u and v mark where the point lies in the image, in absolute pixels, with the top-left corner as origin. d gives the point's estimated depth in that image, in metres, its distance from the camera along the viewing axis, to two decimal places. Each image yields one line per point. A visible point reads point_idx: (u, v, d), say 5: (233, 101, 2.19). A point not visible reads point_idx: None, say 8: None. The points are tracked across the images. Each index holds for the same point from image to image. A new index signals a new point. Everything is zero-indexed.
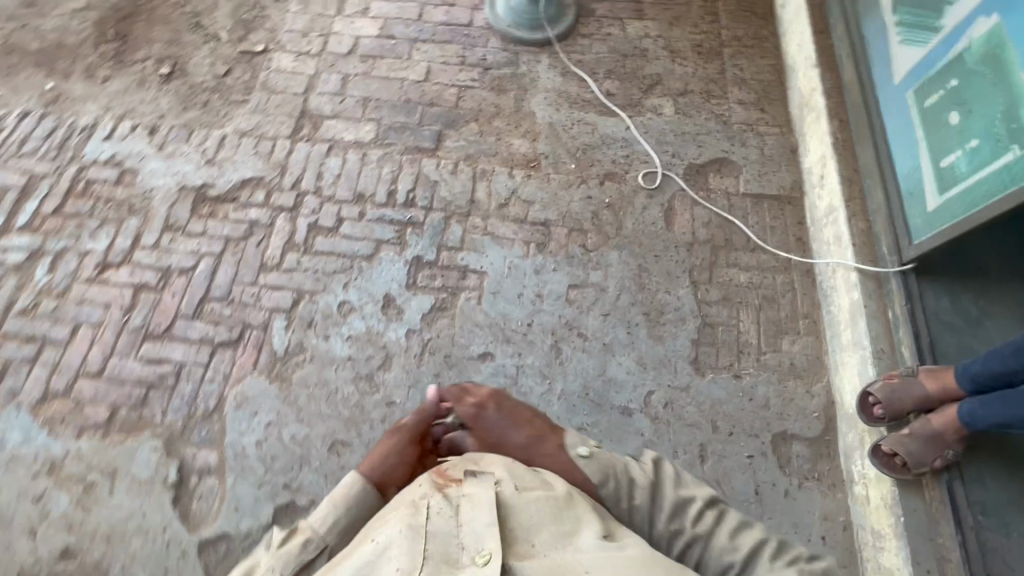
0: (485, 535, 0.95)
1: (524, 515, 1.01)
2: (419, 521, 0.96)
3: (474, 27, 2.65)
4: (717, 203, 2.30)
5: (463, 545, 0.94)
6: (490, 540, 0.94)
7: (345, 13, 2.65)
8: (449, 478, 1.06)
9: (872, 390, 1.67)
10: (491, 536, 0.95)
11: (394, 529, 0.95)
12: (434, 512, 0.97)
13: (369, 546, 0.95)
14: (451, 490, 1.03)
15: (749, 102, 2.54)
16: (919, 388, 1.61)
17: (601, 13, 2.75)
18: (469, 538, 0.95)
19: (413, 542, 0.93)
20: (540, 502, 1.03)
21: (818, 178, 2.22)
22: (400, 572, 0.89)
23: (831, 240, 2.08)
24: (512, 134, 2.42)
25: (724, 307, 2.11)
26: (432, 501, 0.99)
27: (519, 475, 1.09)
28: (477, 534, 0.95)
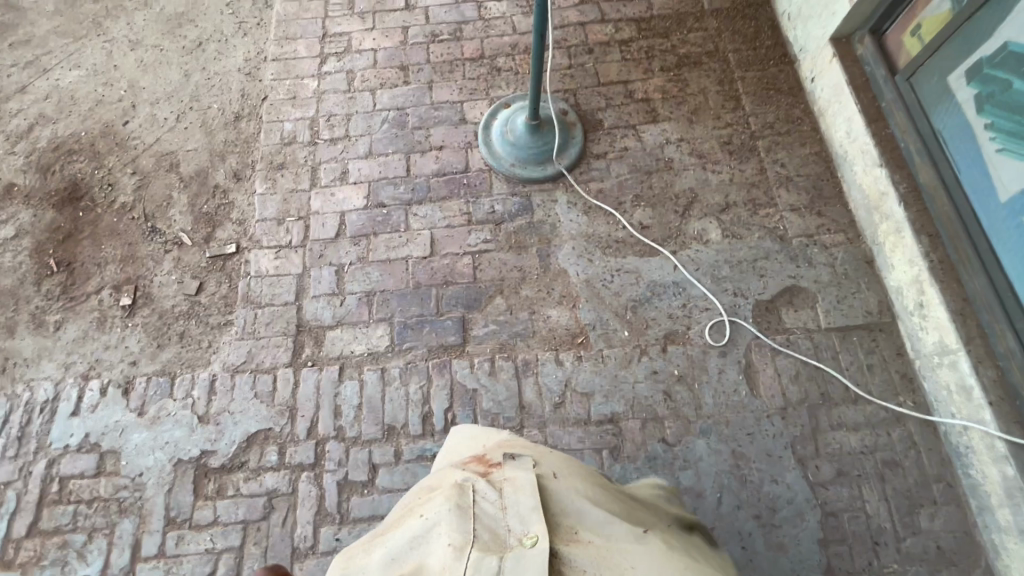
0: (530, 515, 0.95)
1: (564, 505, 1.03)
2: (467, 498, 0.98)
3: (473, 173, 2.30)
4: (800, 347, 1.98)
5: (510, 526, 0.93)
6: (537, 523, 0.93)
7: (322, 184, 2.29)
8: (488, 465, 1.13)
9: None
10: (537, 519, 0.94)
11: (443, 506, 0.98)
12: (480, 494, 0.99)
13: (422, 521, 0.98)
14: (494, 474, 1.06)
15: (803, 205, 2.21)
16: None
17: (610, 123, 2.40)
18: (514, 520, 0.94)
19: (461, 522, 0.94)
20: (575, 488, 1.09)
21: (914, 304, 1.90)
22: (452, 548, 0.90)
23: (954, 389, 1.76)
24: (546, 302, 2.07)
25: (843, 485, 1.79)
26: (476, 483, 1.02)
27: (551, 462, 1.17)
28: (522, 515, 0.95)
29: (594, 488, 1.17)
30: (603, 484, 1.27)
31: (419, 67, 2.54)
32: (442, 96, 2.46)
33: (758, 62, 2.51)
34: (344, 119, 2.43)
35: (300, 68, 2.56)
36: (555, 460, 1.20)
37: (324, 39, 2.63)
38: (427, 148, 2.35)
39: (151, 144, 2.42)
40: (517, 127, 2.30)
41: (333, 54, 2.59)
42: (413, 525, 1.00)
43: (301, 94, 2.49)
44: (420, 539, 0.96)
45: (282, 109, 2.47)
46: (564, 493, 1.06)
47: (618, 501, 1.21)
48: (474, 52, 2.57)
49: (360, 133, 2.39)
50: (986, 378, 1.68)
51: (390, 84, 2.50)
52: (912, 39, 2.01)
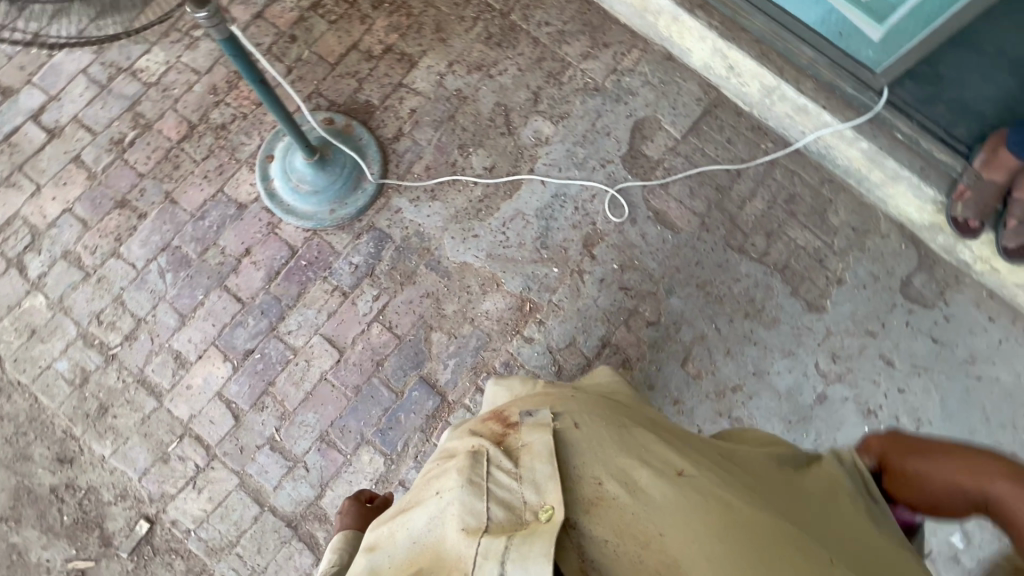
0: (547, 483, 0.81)
1: (584, 457, 0.86)
2: (481, 470, 0.84)
3: (302, 247, 1.95)
4: (678, 167, 2.09)
5: (525, 497, 0.80)
6: (552, 491, 0.79)
7: (166, 386, 1.83)
8: (506, 419, 0.97)
9: (957, 212, 1.84)
10: (553, 487, 0.80)
11: (454, 480, 0.84)
12: (495, 463, 0.84)
13: (433, 501, 0.84)
14: (510, 437, 0.90)
15: (590, 48, 2.19)
16: (991, 184, 1.78)
17: (379, 97, 2.12)
18: (530, 491, 0.80)
19: (475, 500, 0.80)
20: (604, 435, 0.90)
21: (726, 68, 2.06)
22: (465, 532, 0.76)
23: (794, 113, 2.01)
24: (474, 302, 1.95)
25: (777, 241, 2.05)
26: (491, 450, 0.87)
27: (577, 402, 0.99)
28: (537, 483, 0.81)
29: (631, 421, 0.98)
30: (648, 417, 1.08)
31: (139, 189, 1.98)
32: (195, 200, 1.97)
33: None
34: (118, 306, 1.89)
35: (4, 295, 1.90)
36: (582, 402, 1.00)
37: None
38: (234, 262, 1.93)
39: None
40: (303, 172, 1.92)
41: (27, 251, 1.93)
42: (429, 506, 0.84)
43: (39, 320, 1.88)
44: (434, 520, 0.82)
45: (36, 353, 1.86)
46: (587, 444, 0.88)
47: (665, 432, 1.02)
48: (179, 128, 2.03)
49: (149, 305, 1.89)
50: (811, 91, 1.93)
51: (127, 231, 1.94)
52: None
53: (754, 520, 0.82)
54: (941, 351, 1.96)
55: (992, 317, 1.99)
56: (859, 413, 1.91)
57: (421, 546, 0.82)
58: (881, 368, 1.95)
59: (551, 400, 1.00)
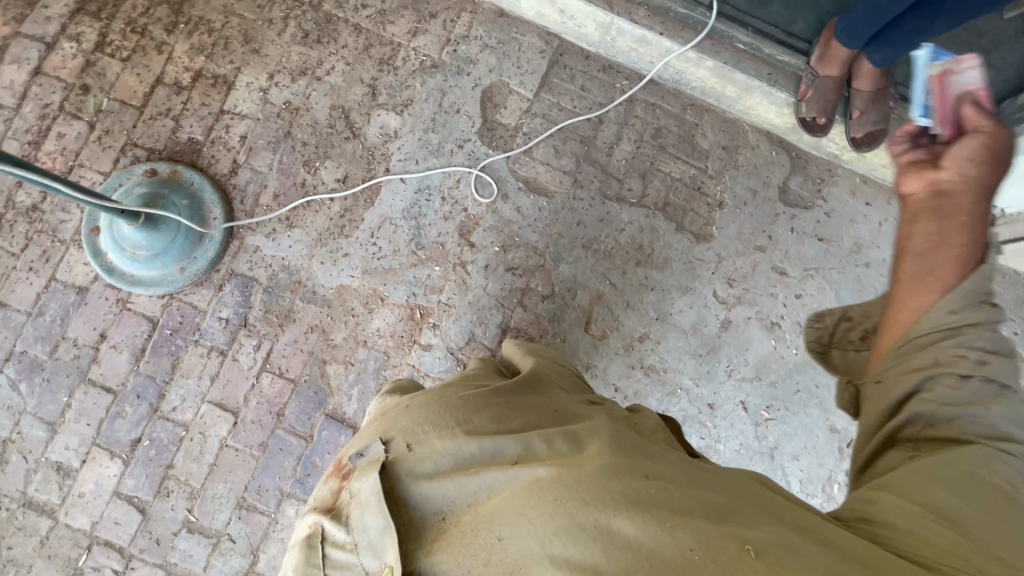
0: (381, 543, 0.71)
1: (419, 484, 0.76)
2: (315, 558, 0.76)
3: (162, 316, 1.80)
4: (537, 129, 1.99)
5: (366, 566, 0.72)
6: (388, 549, 0.70)
7: (58, 501, 1.71)
8: (346, 467, 0.88)
9: (806, 114, 1.84)
10: (388, 542, 0.71)
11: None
12: (329, 542, 0.76)
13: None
14: (343, 495, 0.81)
15: (416, 22, 2.02)
16: (828, 80, 1.78)
17: (202, 131, 1.92)
18: (368, 557, 0.72)
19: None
20: (439, 443, 0.81)
21: (558, 14, 1.95)
22: None
23: (636, 45, 1.93)
24: (363, 324, 1.86)
25: (652, 180, 1.99)
26: (325, 524, 0.78)
27: (412, 411, 0.89)
28: (373, 545, 0.72)
29: (472, 404, 0.89)
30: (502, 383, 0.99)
31: None
32: (27, 297, 1.78)
33: None
34: None
35: None
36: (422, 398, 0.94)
37: None
38: (91, 352, 1.77)
39: None
40: (135, 238, 1.75)
41: None
42: None
43: None
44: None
45: None
46: (423, 465, 0.79)
47: (516, 408, 0.90)
48: None
49: (12, 423, 1.73)
50: (645, 20, 1.85)
51: None
52: None
53: (597, 473, 0.70)
54: (829, 248, 1.98)
55: (870, 202, 2.01)
56: (763, 329, 1.94)
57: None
58: (776, 280, 1.96)
59: (391, 411, 0.93)
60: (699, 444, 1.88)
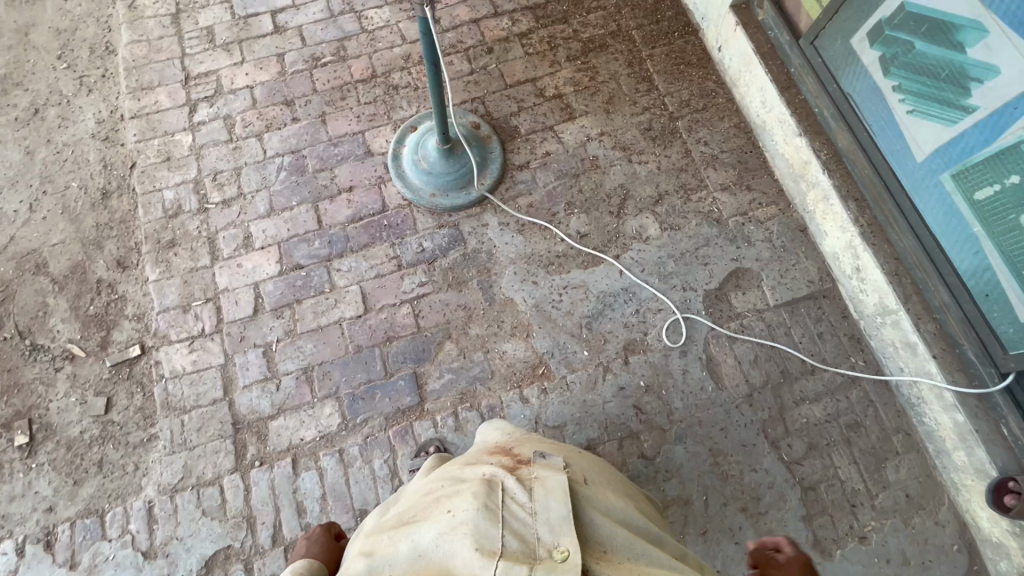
0: (560, 526, 0.90)
1: (591, 513, 0.98)
2: (497, 500, 0.95)
3: (391, 209, 2.11)
4: (754, 330, 1.98)
5: (541, 534, 0.90)
6: (567, 534, 0.89)
7: (225, 254, 2.03)
8: (515, 457, 1.11)
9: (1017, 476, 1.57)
10: (568, 529, 0.90)
11: (473, 506, 0.94)
12: (510, 496, 0.95)
13: (444, 517, 0.94)
14: (523, 473, 1.02)
15: (732, 183, 2.18)
16: None
17: (527, 128, 2.27)
18: (544, 529, 0.90)
19: (490, 526, 0.91)
20: (603, 499, 1.05)
21: (851, 267, 1.95)
22: (481, 552, 0.86)
23: (900, 345, 1.84)
24: (497, 338, 1.96)
25: (816, 457, 1.84)
26: (507, 482, 0.98)
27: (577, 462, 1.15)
28: (552, 524, 0.91)
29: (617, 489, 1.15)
30: (629, 493, 1.24)
31: (306, 100, 2.26)
32: (339, 129, 2.22)
33: (663, 36, 2.43)
34: (234, 174, 2.15)
35: (168, 122, 2.22)
36: (586, 463, 1.19)
37: (187, 83, 2.28)
38: (335, 191, 2.13)
39: (5, 245, 2.05)
40: (428, 151, 2.10)
41: (204, 99, 2.26)
42: (439, 523, 0.94)
43: (176, 153, 2.18)
44: (444, 535, 0.92)
45: (156, 176, 2.14)
46: (597, 502, 1.03)
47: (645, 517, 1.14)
48: (363, 71, 2.31)
49: (255, 187, 2.13)
50: (926, 332, 1.75)
51: (277, 124, 2.22)
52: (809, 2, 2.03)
53: None
54: None
55: None
56: None
57: (425, 560, 0.91)
58: None
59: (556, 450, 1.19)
60: None
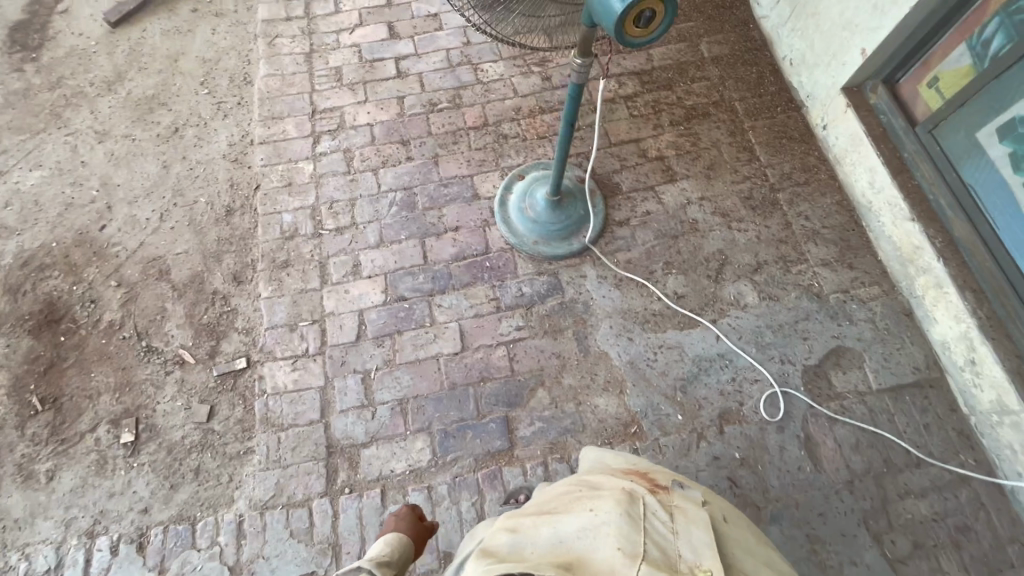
0: (703, 549, 0.90)
1: (732, 551, 0.96)
2: (639, 511, 0.95)
3: (494, 252, 2.18)
4: (855, 412, 1.92)
5: (682, 553, 0.89)
6: (710, 557, 0.88)
7: (334, 280, 2.12)
8: (650, 478, 1.10)
9: None
10: (710, 554, 0.89)
11: (614, 509, 0.94)
12: (652, 511, 0.95)
13: (587, 514, 0.95)
14: (662, 495, 1.01)
15: (833, 259, 2.17)
16: None
17: (629, 186, 2.33)
18: (685, 547, 0.90)
19: (634, 533, 0.90)
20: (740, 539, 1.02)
21: (964, 358, 1.89)
22: (623, 553, 0.87)
23: (1019, 448, 1.75)
24: (590, 391, 1.96)
25: (921, 558, 1.73)
26: (647, 499, 0.98)
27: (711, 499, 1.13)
28: (695, 547, 0.90)
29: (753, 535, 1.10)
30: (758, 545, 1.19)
31: (421, 141, 2.40)
32: (449, 171, 2.33)
33: (766, 109, 2.49)
34: (348, 204, 2.27)
35: (293, 150, 2.38)
36: (720, 502, 1.15)
37: (314, 116, 2.46)
38: (442, 229, 2.22)
39: (134, 250, 2.20)
40: (536, 202, 2.19)
41: (328, 133, 2.42)
42: (580, 518, 0.95)
43: (297, 180, 2.32)
44: (587, 530, 0.93)
45: (278, 199, 2.28)
46: (737, 540, 1.00)
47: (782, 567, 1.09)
48: (476, 119, 2.44)
49: (367, 219, 2.24)
50: None
51: (392, 161, 2.35)
52: (929, 91, 2.05)
53: None
54: None
55: None
56: None
57: (564, 547, 0.92)
58: None
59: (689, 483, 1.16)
60: None
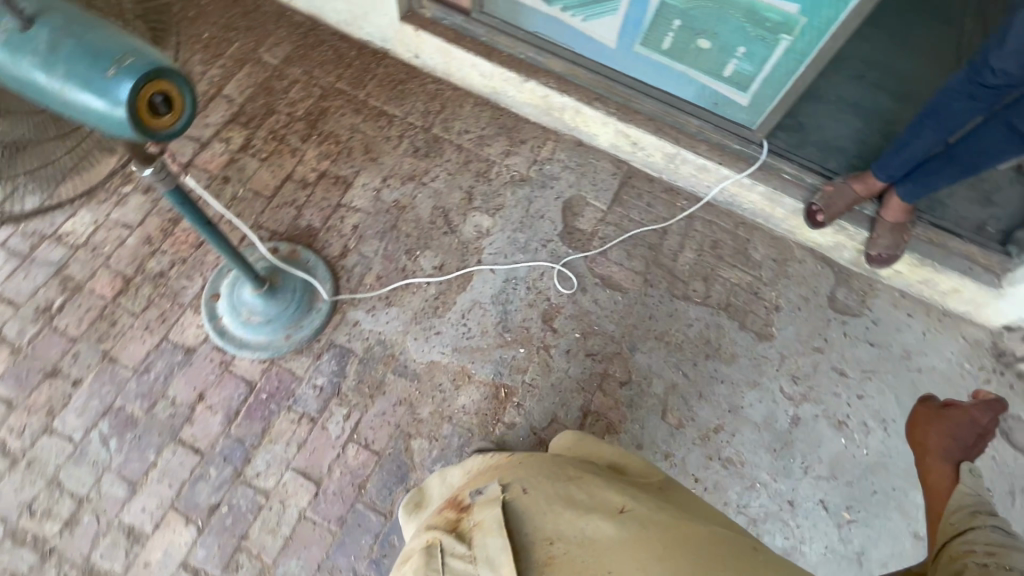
0: (500, 558, 0.87)
1: (537, 524, 0.97)
2: (435, 564, 0.88)
3: (259, 380, 1.87)
4: (611, 234, 2.27)
5: None
6: (505, 563, 0.85)
7: (123, 570, 1.63)
8: (457, 505, 1.06)
9: (814, 200, 2.13)
10: (506, 557, 0.86)
11: None
12: (449, 551, 0.90)
13: None
14: (463, 522, 0.97)
15: (509, 146, 2.41)
16: (849, 191, 2.06)
17: (320, 219, 2.18)
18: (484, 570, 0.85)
19: None
20: (547, 498, 1.03)
21: (629, 144, 2.32)
22: None
23: (696, 172, 2.27)
24: (448, 401, 1.92)
25: (714, 284, 2.21)
26: (442, 541, 0.92)
27: (521, 473, 1.13)
28: (490, 559, 0.87)
29: (570, 476, 1.13)
30: (591, 468, 1.24)
31: (72, 355, 1.84)
32: (136, 354, 1.87)
33: (364, 72, 2.51)
34: (53, 488, 1.69)
35: None
36: (531, 470, 1.15)
37: None
38: (187, 411, 1.81)
39: None
40: (252, 303, 1.90)
41: None
42: None
43: None
44: None
45: None
46: (542, 508, 1.00)
47: (608, 479, 1.16)
48: (113, 283, 1.96)
49: (93, 480, 1.70)
50: (706, 152, 2.19)
51: (59, 402, 1.78)
52: None
53: (681, 531, 0.98)
54: (881, 353, 2.13)
55: (911, 313, 2.21)
56: (832, 428, 1.99)
57: None
58: (838, 380, 2.08)
59: (500, 474, 1.15)
60: (784, 546, 1.82)
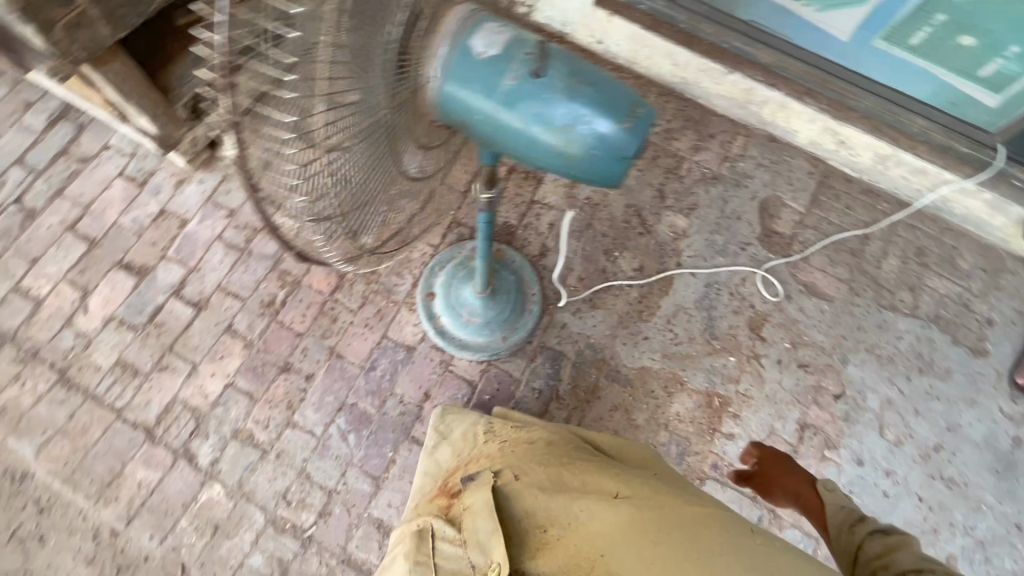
0: (489, 540, 1.03)
1: (519, 504, 1.10)
2: (428, 548, 1.09)
3: (480, 381, 1.91)
4: (810, 239, 2.18)
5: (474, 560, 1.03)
6: (493, 547, 1.02)
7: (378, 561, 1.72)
8: (450, 490, 1.22)
9: None
10: (493, 541, 1.03)
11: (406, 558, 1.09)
12: (440, 534, 1.10)
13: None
14: (456, 507, 1.14)
15: (698, 140, 2.31)
16: None
17: (516, 216, 2.14)
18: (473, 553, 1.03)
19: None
20: (538, 480, 1.14)
21: (835, 143, 2.19)
22: None
23: (909, 175, 2.14)
24: (663, 408, 1.92)
25: (923, 294, 2.12)
26: (436, 524, 1.11)
27: (514, 457, 1.23)
28: (481, 542, 1.04)
29: (560, 459, 1.21)
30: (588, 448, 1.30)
31: (300, 350, 1.89)
32: (361, 351, 1.91)
33: None
34: (304, 480, 1.77)
35: (175, 493, 1.74)
36: (523, 455, 1.24)
37: (156, 435, 1.79)
38: (417, 410, 1.85)
39: None
40: (474, 305, 1.88)
41: (193, 437, 1.79)
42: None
43: (221, 514, 1.73)
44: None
45: (222, 551, 1.70)
46: (524, 491, 1.12)
47: (607, 462, 1.23)
48: (328, 279, 1.98)
49: (339, 474, 1.78)
50: (927, 154, 2.06)
51: (296, 398, 1.84)
52: None
53: (672, 507, 1.02)
54: None
55: None
56: None
57: None
58: None
59: (498, 459, 1.25)
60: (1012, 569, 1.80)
